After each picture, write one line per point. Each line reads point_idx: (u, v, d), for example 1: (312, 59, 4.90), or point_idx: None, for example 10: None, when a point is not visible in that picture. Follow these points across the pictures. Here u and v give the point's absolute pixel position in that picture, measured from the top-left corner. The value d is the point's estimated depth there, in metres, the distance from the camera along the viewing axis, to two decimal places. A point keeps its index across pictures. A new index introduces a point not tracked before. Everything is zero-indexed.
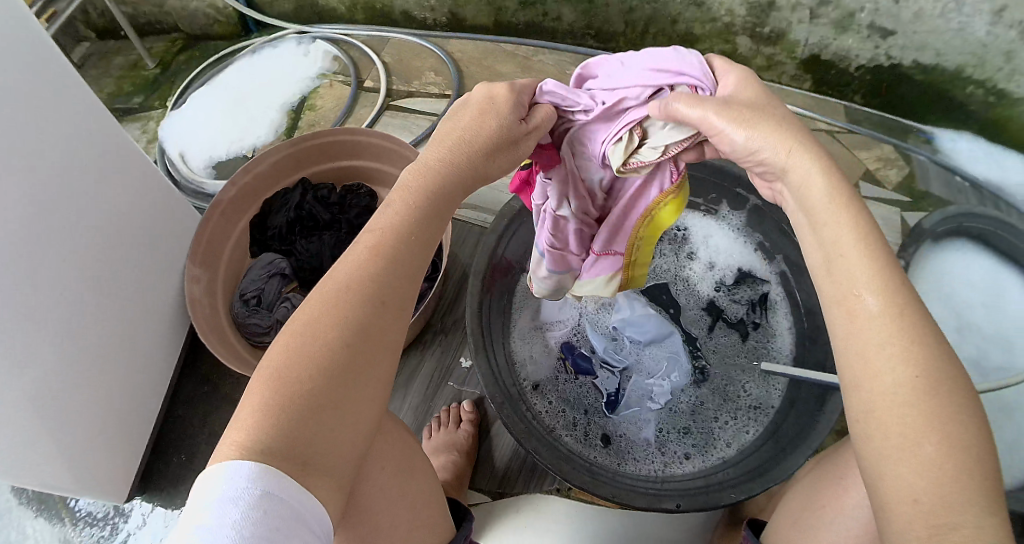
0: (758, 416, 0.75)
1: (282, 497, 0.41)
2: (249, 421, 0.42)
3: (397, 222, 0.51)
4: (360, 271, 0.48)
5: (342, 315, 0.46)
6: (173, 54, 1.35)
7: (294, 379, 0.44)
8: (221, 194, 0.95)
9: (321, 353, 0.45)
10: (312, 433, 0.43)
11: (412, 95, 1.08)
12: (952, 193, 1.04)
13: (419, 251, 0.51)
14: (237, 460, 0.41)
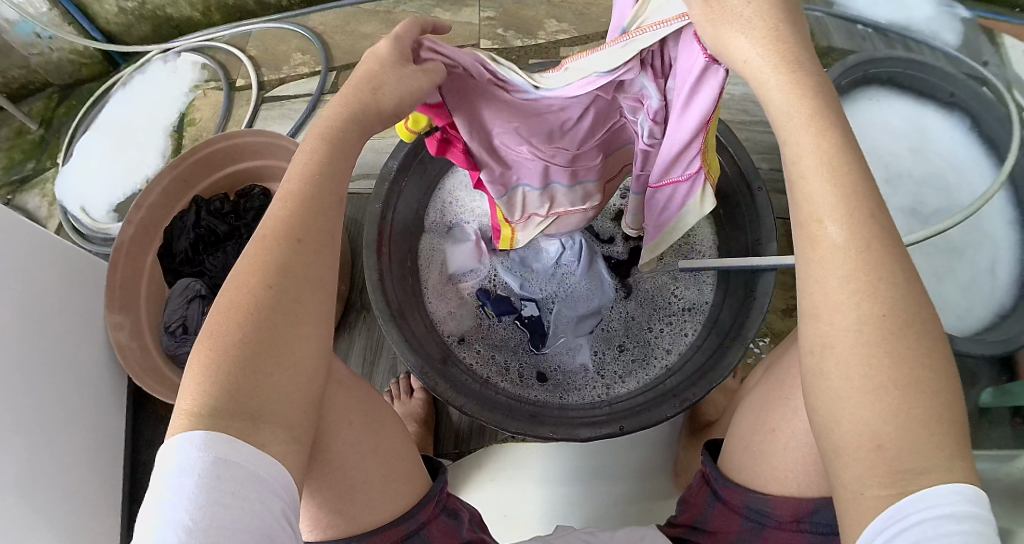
0: (687, 320, 0.82)
1: (229, 462, 0.40)
2: (196, 385, 0.41)
3: (307, 171, 0.49)
4: (284, 222, 0.47)
5: (264, 258, 0.45)
6: (53, 109, 1.23)
7: (233, 334, 0.43)
8: (119, 236, 0.92)
9: (251, 299, 0.44)
10: (252, 383, 0.42)
11: (284, 81, 1.09)
12: (856, 41, 1.12)
13: (337, 194, 0.50)
14: (186, 430, 0.40)
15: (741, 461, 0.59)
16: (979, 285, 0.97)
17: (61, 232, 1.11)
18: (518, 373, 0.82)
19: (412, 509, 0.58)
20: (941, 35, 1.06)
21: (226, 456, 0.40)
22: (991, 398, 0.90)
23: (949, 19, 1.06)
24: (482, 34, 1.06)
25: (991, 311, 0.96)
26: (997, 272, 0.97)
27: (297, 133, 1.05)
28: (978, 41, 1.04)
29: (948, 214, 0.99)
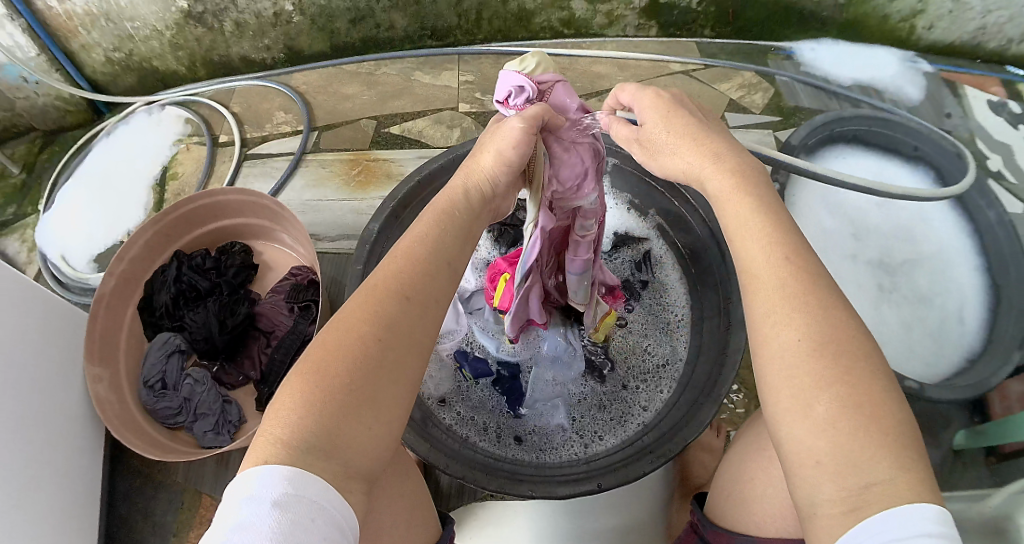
0: (663, 375, 0.88)
1: (306, 497, 0.42)
2: (289, 416, 0.44)
3: (421, 236, 0.54)
4: (396, 273, 0.51)
5: (377, 315, 0.49)
6: (36, 154, 1.21)
7: (338, 373, 0.46)
8: (100, 288, 0.92)
9: (363, 350, 0.47)
10: (346, 429, 0.45)
11: (266, 138, 1.11)
12: (823, 102, 1.18)
13: (443, 257, 0.54)
14: (278, 461, 0.42)
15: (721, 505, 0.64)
16: (948, 330, 1.02)
17: (39, 279, 1.10)
18: (497, 434, 0.85)
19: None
20: (906, 90, 1.15)
21: (304, 493, 0.42)
22: (965, 440, 0.94)
23: (912, 74, 1.14)
24: (461, 98, 1.11)
25: (961, 355, 1.00)
26: (965, 318, 1.02)
27: (277, 194, 1.07)
28: (941, 93, 1.14)
29: (914, 265, 1.07)
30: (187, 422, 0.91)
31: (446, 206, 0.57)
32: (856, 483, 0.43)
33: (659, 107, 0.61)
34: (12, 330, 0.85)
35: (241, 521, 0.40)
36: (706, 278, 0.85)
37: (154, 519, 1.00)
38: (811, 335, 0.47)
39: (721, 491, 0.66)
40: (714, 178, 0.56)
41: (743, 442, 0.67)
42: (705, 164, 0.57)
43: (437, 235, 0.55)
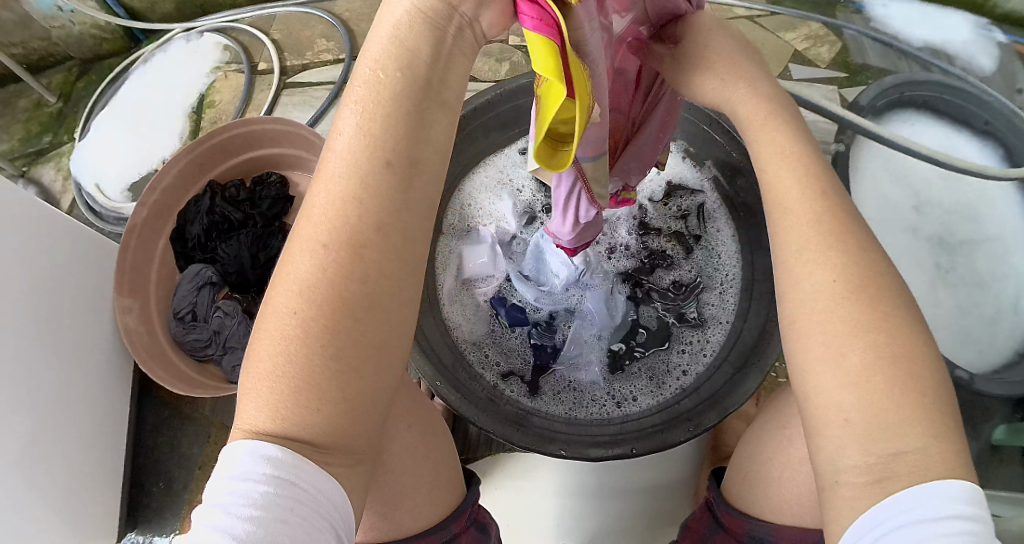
0: (706, 339, 0.82)
1: (287, 477, 0.33)
2: (260, 398, 0.34)
3: (380, 118, 0.35)
4: (358, 172, 0.34)
5: (341, 234, 0.34)
6: (72, 83, 1.18)
7: (296, 339, 0.33)
8: (131, 218, 0.90)
9: (302, 297, 0.33)
10: (298, 407, 0.33)
11: (307, 67, 1.07)
12: (892, 61, 1.08)
13: (423, 150, 0.36)
14: (249, 439, 0.34)
15: (740, 484, 0.60)
16: (1002, 319, 0.94)
17: (74, 209, 1.08)
18: (527, 384, 0.81)
19: (446, 519, 0.58)
20: (978, 59, 1.05)
21: (288, 477, 0.33)
22: (1004, 435, 0.88)
23: (985, 43, 1.06)
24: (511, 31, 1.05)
25: (1013, 346, 0.93)
26: (1021, 307, 0.95)
27: (314, 124, 1.03)
28: (1013, 66, 1.05)
29: (976, 245, 0.99)
30: (216, 355, 0.90)
31: (417, 44, 0.36)
32: (883, 448, 0.36)
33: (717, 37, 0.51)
34: (42, 257, 0.84)
35: (226, 500, 0.34)
36: (760, 238, 0.78)
37: (179, 451, 1.00)
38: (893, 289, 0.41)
39: (740, 462, 0.62)
40: (746, 103, 0.49)
41: (761, 421, 0.63)
42: (739, 88, 0.50)
43: (410, 124, 0.35)
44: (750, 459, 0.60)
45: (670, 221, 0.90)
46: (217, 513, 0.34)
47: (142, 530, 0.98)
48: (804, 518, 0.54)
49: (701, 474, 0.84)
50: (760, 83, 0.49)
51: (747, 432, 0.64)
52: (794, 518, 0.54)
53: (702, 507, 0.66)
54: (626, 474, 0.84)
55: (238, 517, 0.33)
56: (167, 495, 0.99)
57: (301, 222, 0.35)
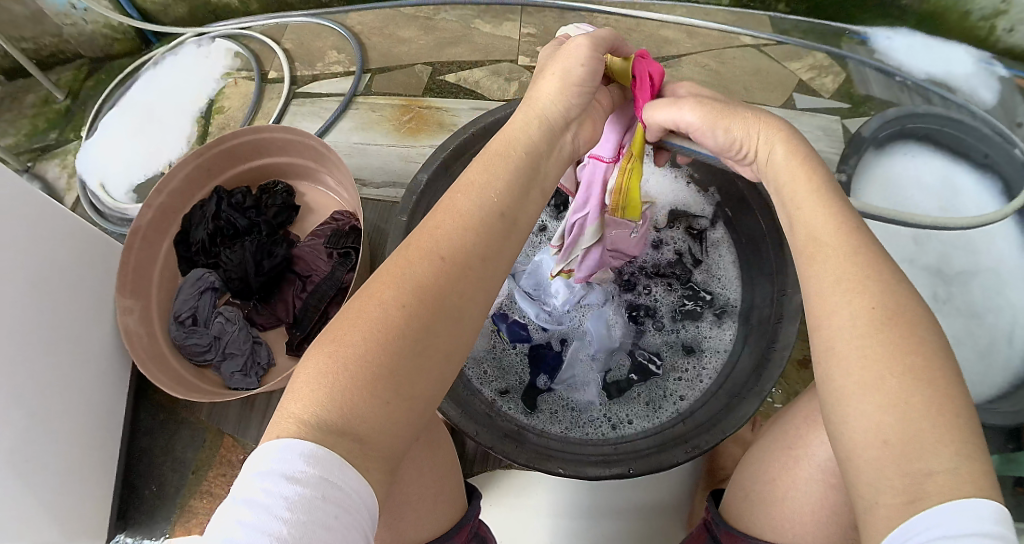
0: (702, 365, 0.83)
1: (317, 476, 0.38)
2: (314, 391, 0.40)
3: (476, 192, 0.48)
4: (443, 235, 0.46)
5: (414, 279, 0.44)
6: (81, 81, 1.19)
7: (363, 347, 0.41)
8: (137, 220, 0.90)
9: (385, 316, 0.42)
10: (362, 401, 0.40)
11: (317, 77, 1.08)
12: (894, 92, 1.09)
13: (493, 216, 0.48)
14: (292, 435, 0.39)
15: (740, 503, 0.60)
16: (995, 351, 0.95)
17: (78, 207, 1.09)
18: (525, 401, 0.81)
19: (447, 531, 0.58)
20: (980, 93, 1.06)
21: (323, 475, 0.38)
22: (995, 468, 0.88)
23: (985, 76, 1.05)
24: (521, 50, 1.06)
25: (1005, 379, 0.93)
26: (1015, 340, 0.95)
27: (324, 134, 1.04)
28: (1015, 100, 1.04)
29: (971, 277, 0.99)
30: (215, 360, 0.90)
31: (498, 156, 0.51)
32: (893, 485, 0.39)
33: (721, 91, 0.61)
34: (48, 254, 0.84)
35: (254, 497, 0.37)
36: (762, 265, 0.79)
37: (173, 454, 1.00)
38: (877, 316, 0.43)
39: (743, 482, 0.62)
40: (785, 151, 0.53)
41: (765, 441, 0.63)
42: (777, 137, 0.54)
43: (494, 195, 0.48)
44: (753, 480, 0.61)
45: (676, 246, 0.90)
46: (248, 508, 0.37)
47: (131, 532, 0.98)
48: (805, 540, 0.55)
49: (697, 496, 0.85)
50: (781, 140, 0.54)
51: (750, 449, 0.66)
52: (792, 538, 0.55)
53: (701, 527, 0.65)
54: (622, 493, 0.85)
55: (271, 515, 0.36)
56: (159, 498, 0.99)
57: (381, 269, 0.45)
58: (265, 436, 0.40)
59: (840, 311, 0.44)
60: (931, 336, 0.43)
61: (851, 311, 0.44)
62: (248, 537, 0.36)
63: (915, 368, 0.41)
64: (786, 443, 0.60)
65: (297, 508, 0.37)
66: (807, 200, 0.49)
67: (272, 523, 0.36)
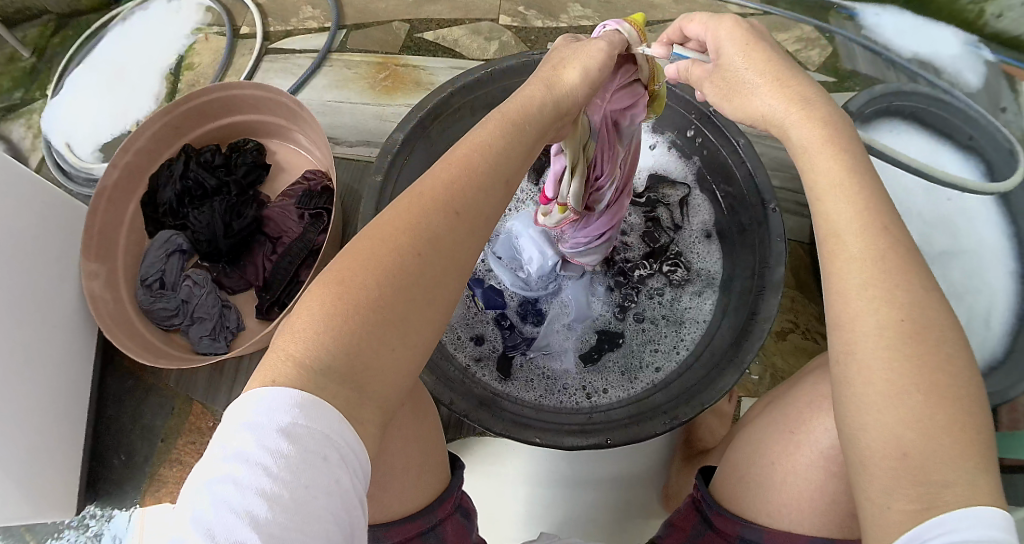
0: (681, 336, 0.82)
1: (314, 430, 0.36)
2: (310, 335, 0.38)
3: (484, 140, 0.46)
4: (448, 182, 0.44)
5: (418, 223, 0.42)
6: (47, 38, 1.12)
7: (367, 290, 0.39)
8: (103, 178, 0.87)
9: (398, 263, 0.40)
10: (370, 347, 0.39)
11: (291, 34, 1.04)
12: (881, 69, 1.07)
13: (501, 177, 0.46)
14: (291, 380, 0.36)
15: (733, 482, 0.59)
16: (973, 330, 0.94)
17: (43, 168, 1.05)
18: (501, 369, 0.80)
19: (433, 501, 0.56)
20: (963, 74, 1.05)
21: (315, 426, 0.36)
22: None
23: (972, 60, 1.05)
24: (503, 11, 1.03)
25: (983, 358, 0.92)
26: (992, 321, 0.94)
27: (297, 91, 1.01)
28: (998, 85, 1.04)
29: (952, 256, 0.98)
30: (183, 325, 0.88)
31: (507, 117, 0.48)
32: (914, 469, 0.38)
33: (736, 33, 0.52)
34: (16, 217, 0.81)
35: (241, 453, 0.34)
36: (745, 237, 0.77)
37: (143, 424, 0.98)
38: (856, 281, 0.42)
39: (733, 463, 0.61)
40: (802, 127, 0.47)
41: (762, 422, 0.63)
42: (790, 109, 0.48)
43: (491, 144, 0.47)
44: (745, 461, 0.60)
45: (654, 208, 0.88)
46: (236, 465, 0.34)
47: (100, 505, 0.96)
48: (801, 526, 0.54)
49: (672, 467, 0.84)
50: (795, 85, 0.49)
51: (746, 429, 0.66)
52: (790, 524, 0.55)
53: (688, 505, 0.64)
54: (603, 466, 0.84)
55: (267, 475, 0.34)
56: (129, 468, 0.97)
57: (389, 208, 0.43)
58: (245, 390, 0.37)
59: (866, 316, 0.41)
60: (918, 304, 0.41)
61: (872, 306, 0.41)
62: (243, 498, 0.33)
63: (903, 341, 0.40)
64: (784, 427, 0.59)
65: (295, 467, 0.34)
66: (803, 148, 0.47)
67: (265, 480, 0.34)
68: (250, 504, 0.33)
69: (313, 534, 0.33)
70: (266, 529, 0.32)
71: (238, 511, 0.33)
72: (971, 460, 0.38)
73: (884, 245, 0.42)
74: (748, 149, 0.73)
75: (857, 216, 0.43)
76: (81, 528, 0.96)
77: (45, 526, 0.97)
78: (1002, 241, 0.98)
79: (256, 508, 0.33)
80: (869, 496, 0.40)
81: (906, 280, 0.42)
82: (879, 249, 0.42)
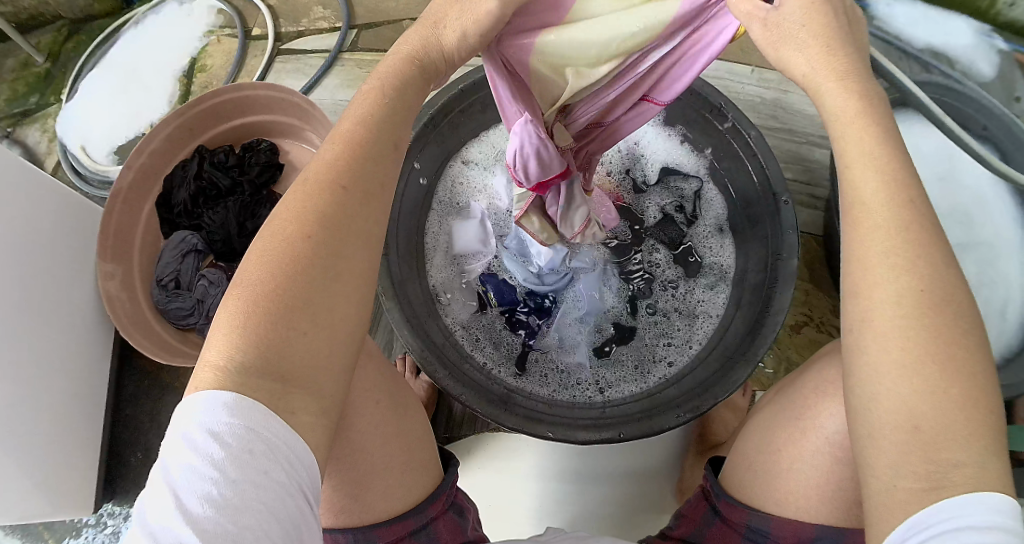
0: (693, 330, 0.82)
1: (243, 425, 0.36)
2: (225, 333, 0.38)
3: (382, 121, 0.45)
4: (329, 165, 0.43)
5: (309, 210, 0.41)
6: (62, 43, 1.13)
7: (264, 284, 0.39)
8: (116, 181, 0.88)
9: (292, 248, 0.40)
10: (280, 336, 0.38)
11: (303, 34, 1.05)
12: (893, 60, 1.06)
13: (389, 148, 0.46)
14: (213, 385, 0.37)
15: (743, 473, 0.59)
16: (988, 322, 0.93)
17: (59, 171, 1.07)
18: (514, 365, 0.80)
19: (424, 502, 0.56)
20: (978, 64, 1.04)
21: (250, 424, 0.36)
22: None
23: (986, 49, 1.04)
24: None
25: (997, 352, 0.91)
26: (1007, 313, 0.93)
27: (309, 91, 1.02)
28: (1014, 74, 1.02)
29: (966, 248, 0.97)
30: (199, 325, 0.89)
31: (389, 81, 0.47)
32: (933, 458, 0.38)
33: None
34: (35, 220, 0.82)
35: (174, 455, 0.36)
36: (757, 229, 0.77)
37: (158, 422, 0.99)
38: (900, 285, 0.40)
39: (746, 452, 0.61)
40: (836, 94, 0.45)
41: (769, 411, 0.62)
42: (825, 77, 0.45)
43: None
44: (756, 449, 0.59)
45: (650, 201, 0.89)
46: (171, 465, 0.35)
47: (118, 503, 0.98)
48: (813, 515, 0.54)
49: (686, 462, 0.84)
50: None
51: (747, 425, 0.65)
52: (796, 511, 0.55)
53: (698, 496, 0.64)
54: (615, 461, 0.84)
55: (201, 478, 0.35)
56: (145, 466, 0.98)
57: (281, 207, 0.42)
58: (186, 396, 0.38)
59: (884, 285, 0.41)
60: (949, 294, 0.40)
61: (892, 273, 0.41)
62: (180, 497, 0.34)
63: (929, 332, 0.39)
64: (792, 413, 0.59)
65: (227, 467, 0.35)
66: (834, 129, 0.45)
67: (197, 480, 0.35)
68: (186, 502, 0.34)
69: (250, 526, 0.34)
70: (203, 529, 0.33)
71: (176, 510, 0.34)
72: (979, 439, 0.38)
73: (928, 238, 0.41)
74: (756, 137, 0.73)
75: (887, 184, 0.42)
76: (99, 527, 0.97)
77: (65, 525, 0.98)
78: (1017, 234, 0.97)
79: (192, 506, 0.34)
80: (875, 474, 0.40)
81: (939, 272, 0.41)
82: (905, 229, 0.41)
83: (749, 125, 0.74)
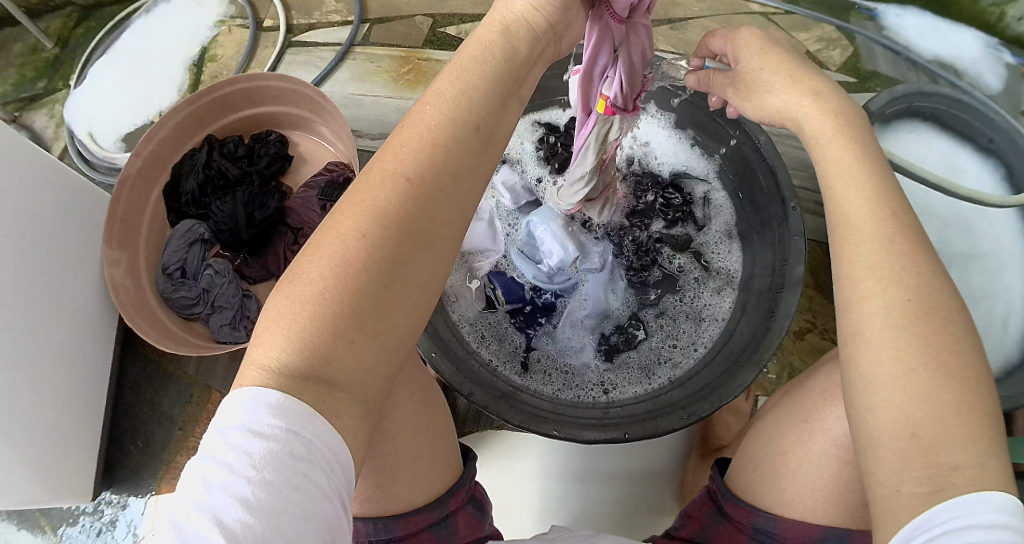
0: (699, 333, 0.82)
1: (287, 429, 0.36)
2: (280, 333, 0.38)
3: (446, 101, 0.42)
4: (406, 156, 0.41)
5: (381, 210, 0.39)
6: (71, 29, 1.13)
7: (319, 283, 0.38)
8: (125, 167, 0.88)
9: (347, 250, 0.39)
10: (336, 343, 0.38)
11: (314, 26, 1.05)
12: (902, 71, 1.06)
13: (462, 130, 0.42)
14: (259, 384, 0.37)
15: (749, 473, 0.59)
16: (989, 333, 0.93)
17: (66, 157, 1.06)
18: (520, 363, 0.81)
19: (446, 494, 0.56)
20: (985, 77, 1.05)
21: (294, 428, 0.36)
22: None
23: (994, 62, 1.05)
24: None
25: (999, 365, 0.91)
26: (1009, 325, 0.93)
27: (320, 84, 1.02)
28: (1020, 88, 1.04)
29: (970, 259, 0.97)
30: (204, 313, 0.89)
31: (469, 63, 0.44)
32: (942, 462, 0.38)
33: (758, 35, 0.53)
34: (42, 205, 0.83)
35: (213, 456, 0.36)
36: (765, 233, 0.77)
37: (159, 411, 0.99)
38: (911, 302, 0.41)
39: (751, 452, 0.61)
40: (814, 119, 0.48)
41: (777, 411, 0.62)
42: (802, 105, 0.49)
43: (473, 99, 0.43)
44: (761, 448, 0.60)
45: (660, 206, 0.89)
46: (209, 467, 0.35)
47: (116, 491, 0.98)
48: (812, 515, 0.55)
49: (688, 463, 0.84)
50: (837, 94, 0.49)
51: (760, 421, 0.65)
52: (803, 512, 0.55)
53: (703, 495, 0.64)
54: (624, 466, 0.84)
55: (239, 477, 0.35)
56: (144, 454, 0.98)
57: (348, 192, 0.41)
58: (231, 391, 0.38)
59: (875, 296, 0.42)
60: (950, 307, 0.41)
61: (881, 287, 0.42)
62: (218, 500, 0.34)
63: (920, 337, 0.40)
64: (797, 416, 0.59)
65: (264, 469, 0.35)
66: (840, 142, 0.46)
67: (237, 484, 0.35)
68: (223, 505, 0.34)
69: (286, 531, 0.35)
70: (236, 530, 0.33)
71: (213, 513, 0.34)
72: (980, 443, 0.38)
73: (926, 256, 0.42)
74: (766, 142, 0.73)
75: (871, 202, 0.44)
76: (96, 514, 0.97)
77: (65, 512, 0.98)
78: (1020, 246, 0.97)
79: (230, 509, 0.34)
80: (878, 479, 0.40)
81: (938, 286, 0.42)
82: (909, 242, 0.42)
83: (761, 132, 0.74)
